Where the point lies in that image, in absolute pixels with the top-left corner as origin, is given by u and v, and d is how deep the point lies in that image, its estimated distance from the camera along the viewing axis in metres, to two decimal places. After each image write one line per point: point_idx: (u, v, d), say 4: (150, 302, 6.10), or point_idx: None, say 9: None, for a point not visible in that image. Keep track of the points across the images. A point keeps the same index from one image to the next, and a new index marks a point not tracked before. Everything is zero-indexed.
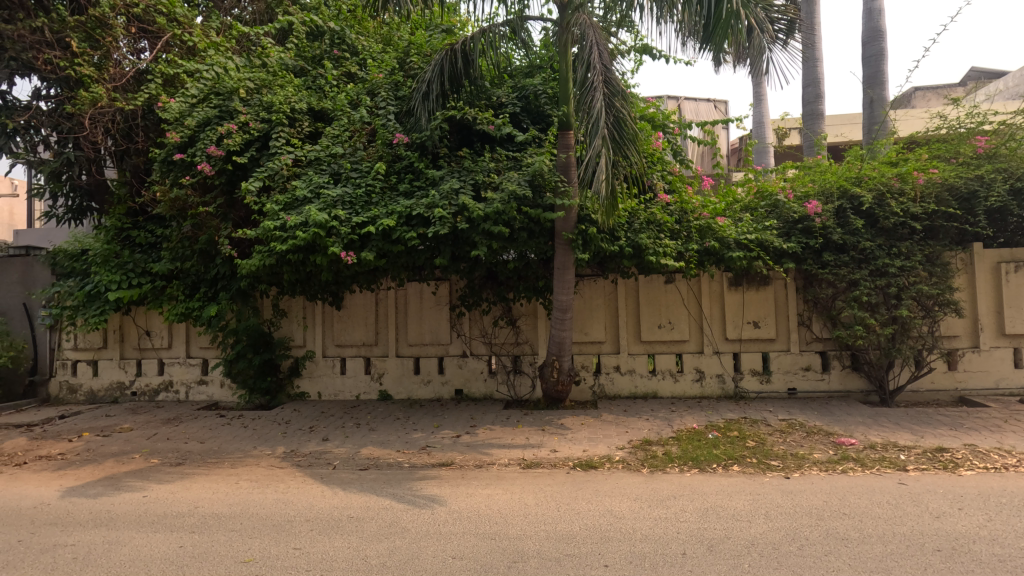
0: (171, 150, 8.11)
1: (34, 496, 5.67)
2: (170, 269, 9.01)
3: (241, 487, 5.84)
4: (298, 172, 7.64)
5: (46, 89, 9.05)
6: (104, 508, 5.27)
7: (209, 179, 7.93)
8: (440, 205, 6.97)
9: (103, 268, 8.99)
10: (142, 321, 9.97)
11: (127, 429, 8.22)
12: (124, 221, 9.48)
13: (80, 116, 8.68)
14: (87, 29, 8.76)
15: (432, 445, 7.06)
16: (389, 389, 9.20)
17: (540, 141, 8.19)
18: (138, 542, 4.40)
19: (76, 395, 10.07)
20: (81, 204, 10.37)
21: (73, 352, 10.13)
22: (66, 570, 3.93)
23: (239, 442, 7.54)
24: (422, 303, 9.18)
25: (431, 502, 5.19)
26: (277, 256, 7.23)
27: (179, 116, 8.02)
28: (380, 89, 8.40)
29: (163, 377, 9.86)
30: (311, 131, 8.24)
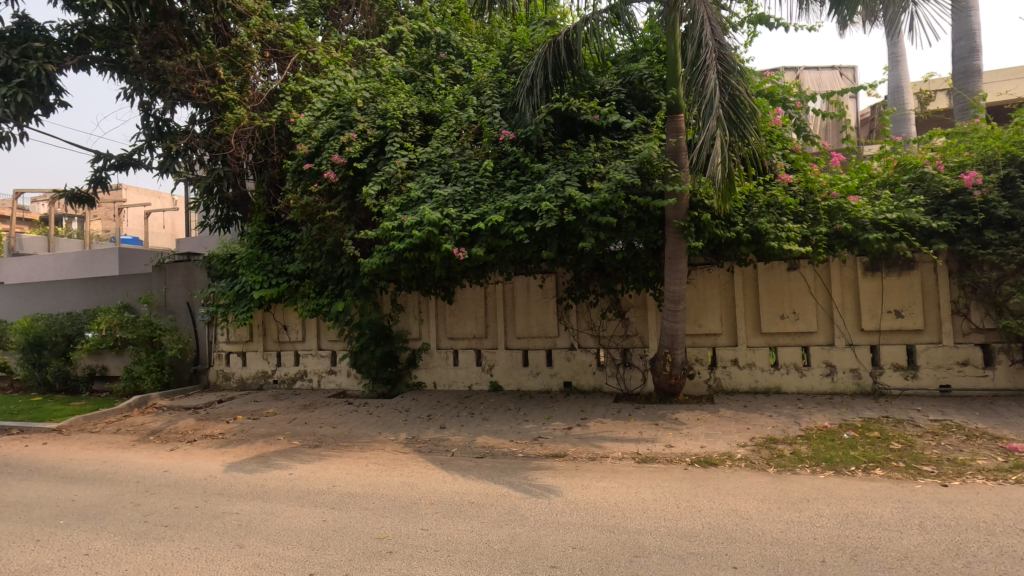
0: (300, 161, 8.90)
1: (204, 469, 6.56)
2: (303, 269, 9.93)
3: (371, 469, 6.32)
4: (411, 174, 8.06)
5: (199, 114, 10.28)
6: (260, 482, 5.97)
7: (334, 186, 8.60)
8: (547, 198, 6.99)
9: (248, 269, 10.16)
10: (280, 316, 11.09)
11: (272, 413, 9.23)
12: (263, 227, 10.57)
13: (227, 136, 9.76)
14: (230, 58, 9.84)
15: (545, 436, 7.15)
16: (499, 380, 9.44)
17: (647, 127, 7.94)
18: (289, 514, 4.92)
19: (230, 382, 11.44)
20: (228, 214, 11.54)
21: (227, 344, 11.52)
22: (234, 535, 4.49)
23: (366, 428, 8.16)
24: (529, 296, 9.31)
25: (547, 491, 5.27)
26: (395, 254, 7.69)
27: (307, 129, 8.77)
28: (485, 88, 8.58)
29: (299, 366, 10.92)
30: (422, 134, 8.65)
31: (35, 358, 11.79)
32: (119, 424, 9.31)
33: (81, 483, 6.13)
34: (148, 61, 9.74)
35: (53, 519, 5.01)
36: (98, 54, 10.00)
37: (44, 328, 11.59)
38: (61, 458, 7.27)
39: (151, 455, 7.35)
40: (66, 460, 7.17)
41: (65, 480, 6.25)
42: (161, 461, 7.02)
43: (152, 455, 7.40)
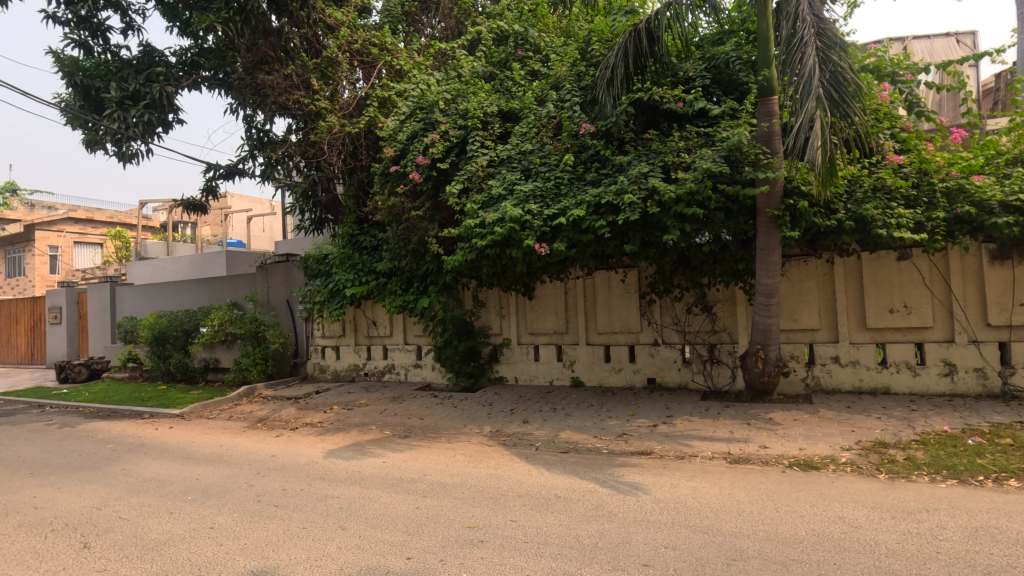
0: (387, 163, 9.30)
1: (307, 455, 7.05)
2: (390, 268, 10.38)
3: (459, 460, 6.52)
4: (492, 172, 8.19)
5: (295, 124, 10.98)
6: (357, 468, 6.33)
7: (418, 186, 8.90)
8: (629, 190, 6.85)
9: (341, 268, 10.78)
10: (370, 312, 11.67)
11: (364, 404, 9.75)
12: (354, 228, 11.15)
13: (321, 143, 10.36)
14: (322, 69, 10.46)
15: (629, 432, 7.04)
16: (581, 376, 9.39)
17: (735, 112, 7.57)
18: (385, 500, 5.18)
19: (325, 373, 12.19)
20: (320, 216, 12.18)
21: (323, 339, 12.29)
22: (337, 517, 4.79)
23: (452, 420, 8.41)
24: (611, 291, 9.18)
25: (635, 489, 5.18)
26: (477, 251, 7.86)
27: (393, 133, 9.14)
28: (564, 82, 8.52)
29: (388, 360, 11.45)
30: (502, 132, 8.79)
31: (160, 351, 13.05)
32: (231, 411, 10.21)
33: (203, 463, 6.78)
34: (250, 77, 10.45)
35: (182, 495, 5.58)
36: (208, 73, 10.91)
37: (167, 324, 12.88)
38: (186, 441, 8.08)
39: (260, 440, 7.99)
40: (190, 443, 7.96)
41: (190, 461, 6.94)
42: (268, 446, 7.62)
43: (261, 440, 8.05)
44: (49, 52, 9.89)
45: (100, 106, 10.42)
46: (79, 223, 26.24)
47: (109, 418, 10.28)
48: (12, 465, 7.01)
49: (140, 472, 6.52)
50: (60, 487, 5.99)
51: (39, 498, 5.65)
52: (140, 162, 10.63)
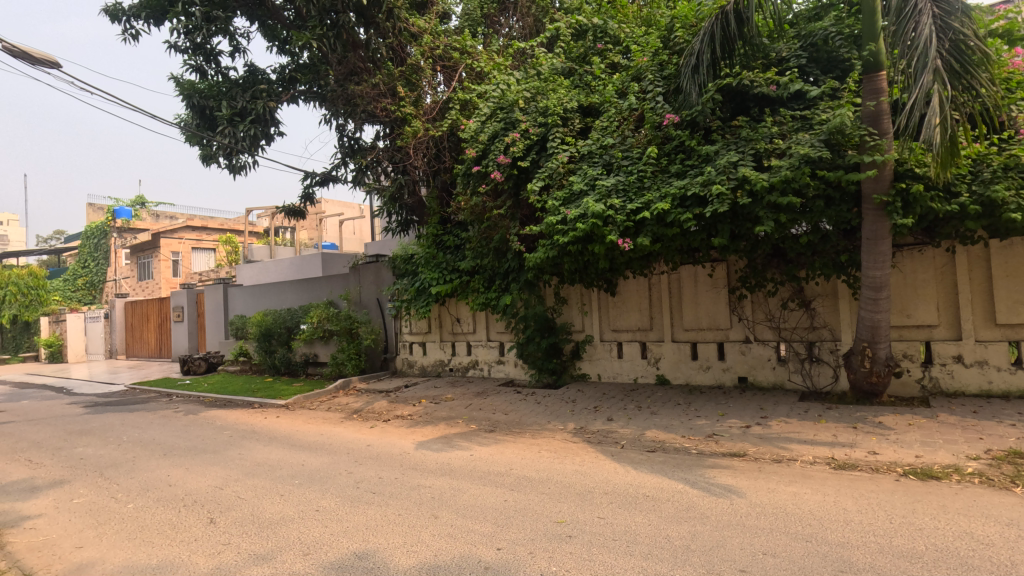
0: (469, 164, 9.48)
1: (400, 446, 7.40)
2: (473, 266, 10.63)
3: (544, 456, 6.57)
4: (573, 168, 8.16)
5: (383, 131, 11.48)
6: (446, 460, 6.56)
7: (499, 185, 9.03)
8: (718, 180, 6.56)
9: (427, 268, 11.20)
10: (454, 309, 12.03)
11: (450, 398, 10.08)
12: (438, 228, 11.53)
13: (407, 148, 10.75)
14: (407, 77, 10.90)
15: (720, 433, 6.77)
16: (667, 374, 9.14)
17: (836, 92, 7.05)
18: (474, 492, 5.33)
19: (413, 368, 12.72)
20: (406, 218, 12.60)
21: (410, 335, 12.83)
22: (429, 506, 5.00)
23: (536, 416, 8.49)
24: (698, 286, 8.86)
25: (728, 492, 4.98)
26: (559, 248, 7.87)
27: (474, 134, 9.33)
28: (646, 73, 8.31)
29: (472, 356, 11.75)
30: (582, 127, 8.74)
31: (267, 346, 14.26)
32: (330, 402, 10.92)
33: (307, 451, 7.32)
34: (341, 88, 11.01)
35: (290, 479, 6.05)
36: (304, 87, 11.67)
37: (272, 322, 14.00)
38: (291, 429, 8.75)
39: (356, 431, 8.49)
40: (295, 431, 8.61)
41: (295, 448, 7.51)
42: (364, 436, 8.08)
43: (357, 430, 8.55)
44: (171, 78, 11.01)
45: (214, 123, 11.45)
46: (196, 230, 29.02)
47: (225, 406, 11.34)
48: (149, 447, 7.93)
49: (253, 457, 7.15)
50: (188, 467, 6.70)
51: (172, 476, 6.35)
52: (247, 173, 11.57)
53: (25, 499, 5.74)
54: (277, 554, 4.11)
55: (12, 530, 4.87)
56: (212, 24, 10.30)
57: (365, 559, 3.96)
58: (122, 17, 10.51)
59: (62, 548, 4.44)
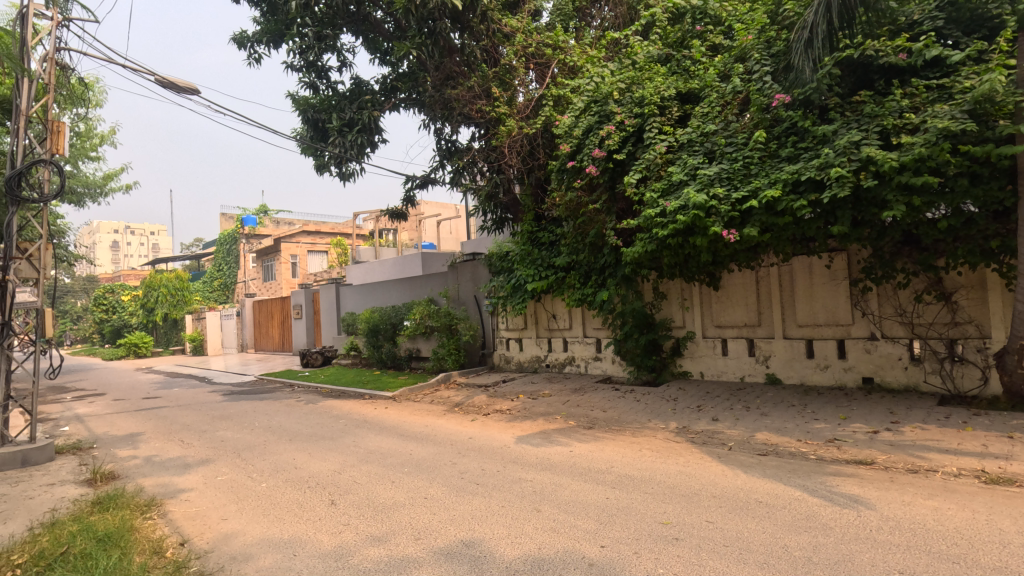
0: (563, 160, 9.42)
1: (501, 439, 7.57)
2: (569, 262, 10.58)
3: (645, 455, 6.41)
4: (671, 158, 7.88)
5: (478, 132, 11.75)
6: (546, 455, 6.61)
7: (595, 179, 8.89)
8: (837, 162, 6.04)
9: (522, 264, 11.36)
10: (549, 305, 12.11)
11: (548, 394, 10.15)
12: (533, 226, 11.61)
13: (501, 147, 10.88)
14: (500, 78, 11.10)
15: (842, 438, 6.22)
16: (778, 373, 8.56)
17: (982, 56, 6.24)
18: (575, 488, 5.32)
19: (510, 364, 12.95)
20: (501, 216, 12.75)
21: (507, 331, 13.08)
22: (531, 500, 5.06)
23: (635, 414, 8.32)
24: (813, 279, 8.19)
25: (854, 502, 4.56)
26: (658, 241, 7.63)
27: (569, 129, 9.26)
28: (751, 52, 7.79)
29: (568, 352, 11.74)
30: (680, 115, 8.43)
31: (375, 341, 15.19)
32: (433, 395, 11.42)
33: (414, 441, 7.70)
34: (439, 93, 11.40)
35: (400, 467, 6.41)
36: (404, 95, 12.24)
37: (379, 318, 14.90)
38: (398, 420, 9.26)
39: (458, 423, 8.81)
40: (402, 422, 9.10)
41: (403, 438, 7.94)
42: (466, 429, 8.36)
43: (459, 423, 8.87)
44: (289, 95, 12.05)
45: (326, 135, 12.37)
46: (310, 235, 31.48)
47: (340, 397, 12.25)
48: (277, 432, 8.75)
49: (366, 444, 7.66)
50: (311, 452, 7.31)
51: (297, 459, 6.97)
52: (356, 179, 12.37)
53: (180, 474, 6.57)
54: (391, 537, 4.37)
55: (172, 500, 5.60)
56: (323, 42, 11.04)
57: (472, 547, 4.09)
58: (247, 44, 11.66)
59: (212, 519, 5.03)
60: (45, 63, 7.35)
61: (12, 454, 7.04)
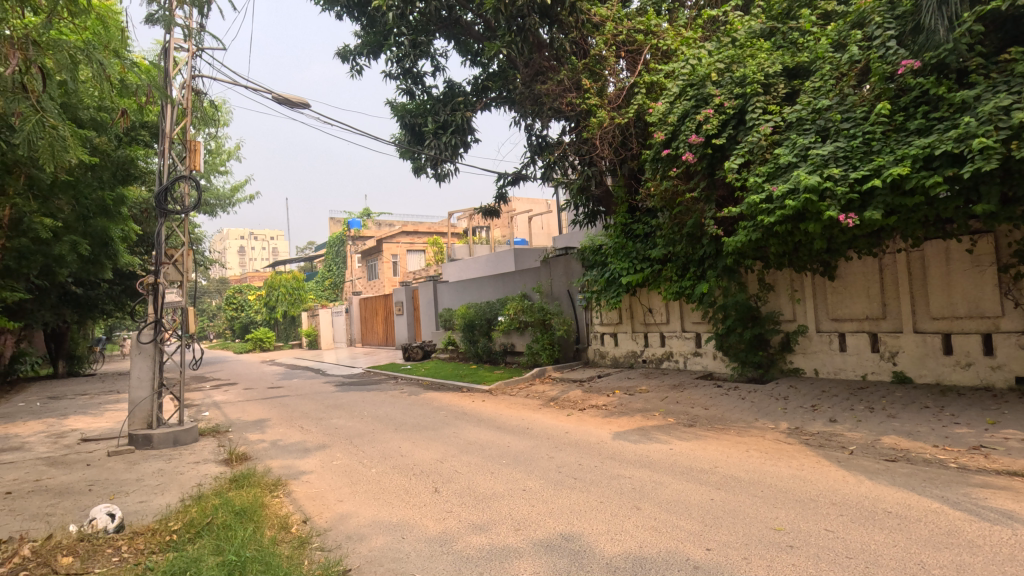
0: (657, 148, 9.08)
1: (598, 435, 7.49)
2: (665, 254, 10.21)
3: (753, 456, 6.05)
4: (778, 139, 7.34)
5: (568, 125, 11.65)
6: (645, 452, 6.45)
7: (692, 167, 8.50)
8: (980, 132, 5.33)
9: (616, 258, 11.14)
10: (645, 299, 11.81)
11: (645, 390, 9.90)
12: (626, 218, 11.35)
13: (593, 139, 10.62)
14: (590, 68, 10.86)
15: (990, 446, 5.49)
16: (907, 371, 7.70)
17: None
18: (677, 487, 5.15)
19: (605, 359, 12.78)
20: (594, 209, 12.56)
21: (601, 326, 12.92)
22: (631, 497, 4.96)
23: (741, 413, 7.87)
24: (950, 265, 7.28)
25: (1008, 518, 4.00)
26: (764, 229, 7.16)
27: (663, 116, 8.90)
28: (871, 16, 7.07)
29: (666, 347, 11.37)
30: (788, 92, 7.84)
31: (471, 336, 15.63)
32: (528, 389, 11.56)
33: (512, 434, 7.84)
34: (529, 89, 11.46)
35: (499, 459, 6.56)
36: (495, 94, 12.42)
37: (475, 314, 15.31)
38: (496, 413, 9.48)
39: (554, 418, 8.84)
40: (499, 415, 9.30)
41: (501, 430, 8.12)
42: (562, 423, 8.38)
43: (555, 417, 8.90)
44: (387, 103, 12.68)
45: (422, 139, 12.87)
46: (409, 235, 33.00)
47: (440, 389, 12.77)
48: (384, 421, 9.29)
49: (466, 436, 7.91)
50: (415, 441, 7.68)
51: (402, 448, 7.37)
52: (451, 179, 12.78)
53: (301, 457, 7.18)
54: (492, 526, 4.48)
55: (295, 481, 6.14)
56: (418, 48, 11.63)
57: (572, 541, 4.09)
58: (350, 57, 12.42)
59: (330, 500, 5.45)
60: (184, 90, 8.31)
61: (166, 435, 8.09)
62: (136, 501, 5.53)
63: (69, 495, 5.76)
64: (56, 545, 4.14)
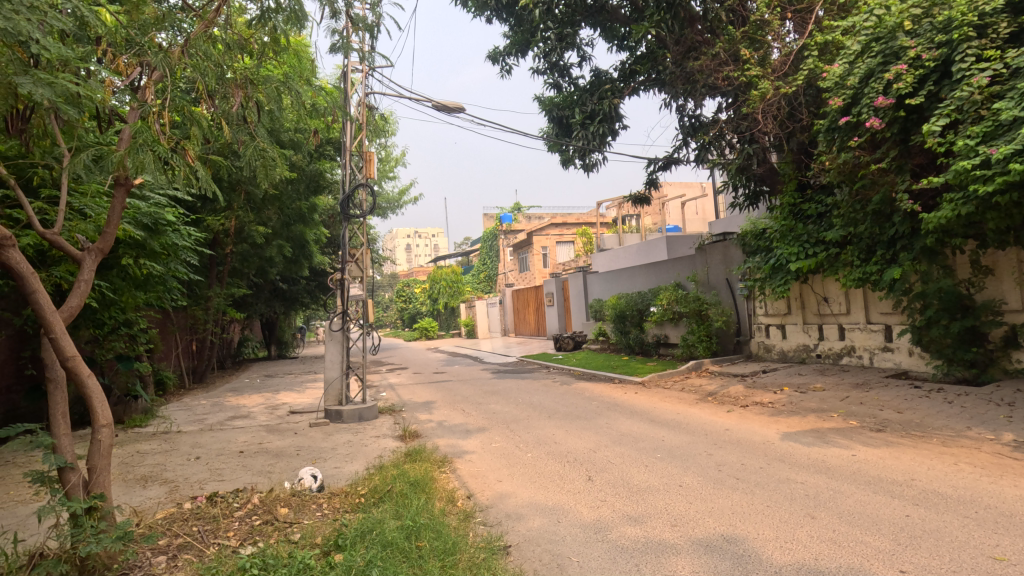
0: (833, 116, 8.06)
1: (764, 434, 6.93)
2: (843, 235, 9.03)
3: (964, 470, 5.12)
4: (999, 90, 6.10)
5: (725, 102, 10.79)
6: (821, 457, 5.82)
7: (879, 134, 7.41)
8: None
9: (783, 242, 10.11)
10: (820, 288, 10.60)
11: (820, 388, 8.91)
12: (796, 197, 10.27)
13: (753, 114, 9.70)
14: (750, 36, 9.92)
15: None
16: None
17: None
18: (862, 498, 4.57)
19: (771, 353, 11.74)
20: (756, 189, 11.53)
21: (766, 317, 11.88)
22: (804, 504, 4.52)
23: (947, 419, 6.70)
24: None
25: None
26: (980, 201, 6.00)
27: (840, 78, 7.85)
28: None
29: (846, 341, 10.09)
30: (1012, 32, 6.45)
31: (622, 327, 15.42)
32: (683, 383, 11.11)
33: (667, 428, 7.60)
34: (680, 68, 10.79)
35: (654, 453, 6.41)
36: (644, 77, 11.98)
37: (625, 304, 15.07)
38: (649, 406, 9.26)
39: (713, 413, 8.37)
40: (653, 408, 9.08)
41: (656, 424, 7.91)
42: (722, 420, 7.89)
43: (714, 413, 8.43)
44: (536, 98, 12.96)
45: (569, 130, 12.95)
46: (558, 226, 33.49)
47: (592, 380, 12.84)
48: (538, 409, 9.61)
49: (619, 427, 7.86)
50: (568, 430, 7.83)
51: (556, 435, 7.56)
52: (599, 169, 12.72)
53: (464, 438, 7.74)
54: (648, 519, 4.41)
55: (459, 459, 6.65)
56: (564, 41, 11.73)
57: (735, 544, 3.87)
58: (500, 58, 12.92)
59: (490, 479, 5.81)
60: (360, 107, 9.38)
61: (354, 411, 9.28)
62: (333, 466, 6.46)
63: (284, 457, 6.91)
64: (276, 497, 5.01)
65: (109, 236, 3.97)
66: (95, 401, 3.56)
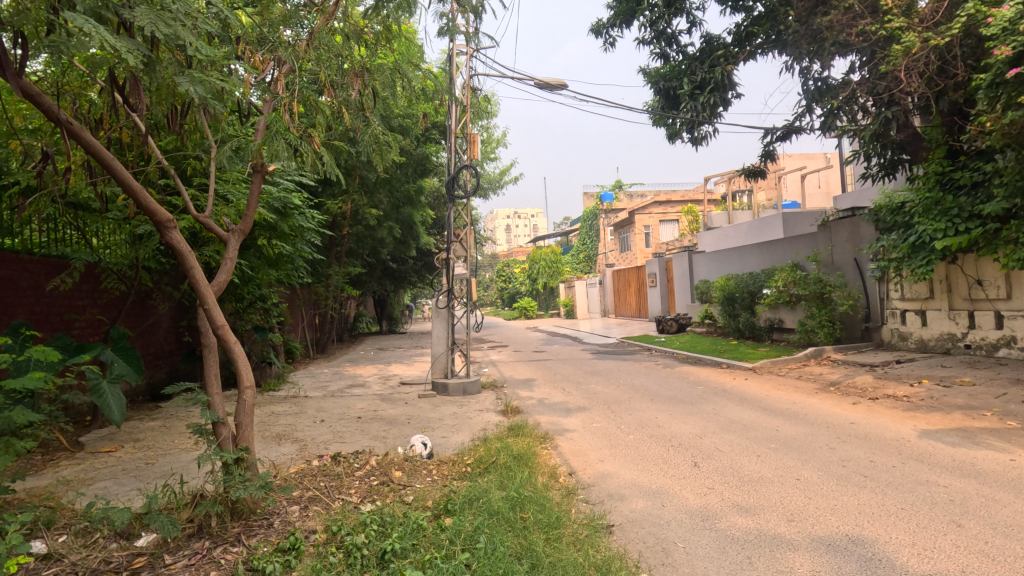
0: (999, 69, 6.94)
1: (897, 430, 6.26)
2: (1006, 208, 7.82)
3: None
4: None
5: (858, 61, 9.65)
6: (969, 459, 5.15)
7: None
8: None
9: (926, 217, 8.95)
10: (973, 269, 9.30)
11: (969, 382, 7.87)
12: (944, 164, 9.00)
13: (894, 72, 8.60)
14: None
15: None
16: None
17: None
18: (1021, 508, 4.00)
19: (907, 342, 10.53)
20: (893, 159, 10.31)
21: (902, 302, 10.64)
22: (946, 510, 4.04)
23: None
24: None
25: None
26: None
27: (1010, 24, 6.75)
28: None
29: (1003, 331, 8.81)
30: None
31: (731, 309, 14.60)
32: (801, 370, 10.33)
33: (782, 417, 7.11)
34: (806, 26, 9.82)
35: (767, 442, 6.04)
36: (762, 39, 11.02)
37: (735, 286, 14.23)
38: (761, 393, 8.71)
39: (835, 405, 7.69)
40: (765, 396, 8.53)
41: (768, 413, 7.43)
42: (845, 412, 7.24)
43: (836, 404, 7.76)
44: (641, 70, 12.43)
45: (677, 102, 12.32)
46: (661, 205, 32.18)
47: (697, 364, 12.34)
48: (640, 391, 9.42)
49: (727, 414, 7.48)
50: (672, 414, 7.60)
51: (659, 419, 7.36)
52: (708, 142, 12.00)
53: (565, 416, 7.80)
54: (761, 511, 4.18)
55: (560, 437, 6.70)
56: (673, 6, 11.24)
57: (863, 546, 3.55)
58: (604, 31, 12.52)
59: (592, 458, 5.81)
60: (465, 90, 9.57)
61: (458, 385, 9.69)
62: (441, 436, 6.81)
63: (396, 425, 7.39)
64: (391, 460, 5.39)
65: (249, 218, 4.42)
66: (240, 364, 4.01)
